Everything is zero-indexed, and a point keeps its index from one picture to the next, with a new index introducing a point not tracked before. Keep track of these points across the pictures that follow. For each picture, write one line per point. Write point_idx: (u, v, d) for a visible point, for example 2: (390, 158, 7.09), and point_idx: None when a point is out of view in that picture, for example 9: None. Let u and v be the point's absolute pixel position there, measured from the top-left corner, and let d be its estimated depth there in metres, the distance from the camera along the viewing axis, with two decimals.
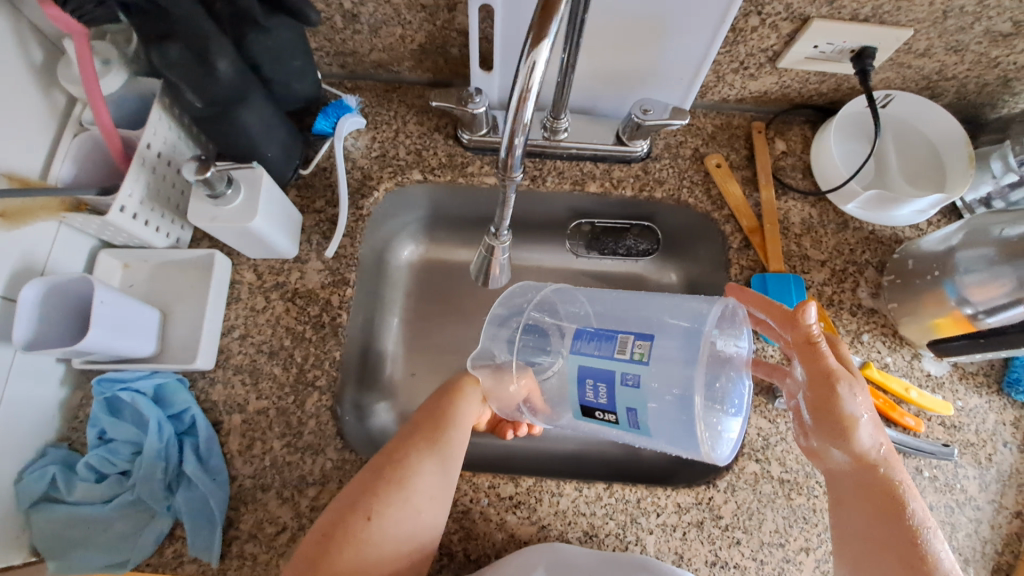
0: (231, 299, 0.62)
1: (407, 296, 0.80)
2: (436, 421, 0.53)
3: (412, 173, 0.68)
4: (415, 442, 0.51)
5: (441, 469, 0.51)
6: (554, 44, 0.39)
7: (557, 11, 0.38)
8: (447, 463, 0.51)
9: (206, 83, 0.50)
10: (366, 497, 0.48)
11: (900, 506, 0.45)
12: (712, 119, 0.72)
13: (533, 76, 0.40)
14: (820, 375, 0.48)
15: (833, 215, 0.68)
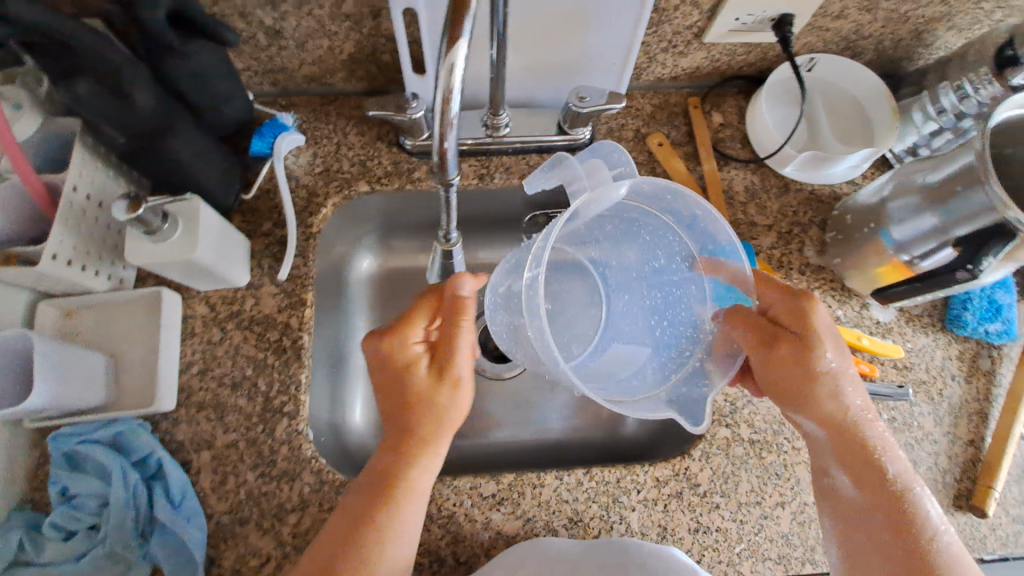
0: (187, 335, 0.60)
1: (372, 308, 0.79)
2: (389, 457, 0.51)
3: (358, 184, 0.67)
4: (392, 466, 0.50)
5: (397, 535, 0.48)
6: (471, 41, 0.39)
7: (469, 8, 0.39)
8: (400, 534, 0.48)
9: (125, 117, 0.48)
10: (354, 548, 0.47)
11: (904, 514, 0.49)
12: (650, 98, 0.73)
13: (455, 77, 0.39)
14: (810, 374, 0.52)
15: (774, 179, 0.70)
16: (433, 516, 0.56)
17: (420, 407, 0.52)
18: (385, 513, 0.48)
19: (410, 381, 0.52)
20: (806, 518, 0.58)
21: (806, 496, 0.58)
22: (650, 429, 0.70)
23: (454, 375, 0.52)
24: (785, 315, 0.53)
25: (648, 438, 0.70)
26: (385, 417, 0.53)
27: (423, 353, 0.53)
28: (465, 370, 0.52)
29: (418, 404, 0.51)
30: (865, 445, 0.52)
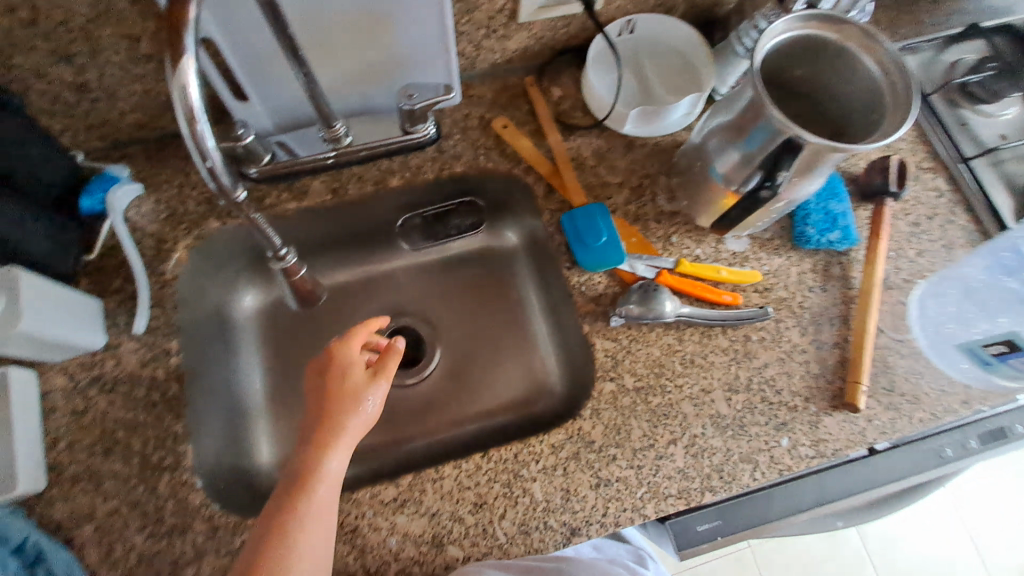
0: (48, 411, 0.58)
1: (265, 344, 0.78)
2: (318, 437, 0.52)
3: (209, 222, 0.66)
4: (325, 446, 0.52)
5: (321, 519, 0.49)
6: (197, 54, 0.41)
7: (186, 20, 0.40)
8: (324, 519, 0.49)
9: None
10: (278, 533, 0.47)
11: None
12: (490, 85, 0.75)
13: (191, 95, 0.41)
14: None
15: (618, 139, 0.73)
16: (337, 533, 0.55)
17: (352, 394, 0.55)
18: (307, 509, 0.49)
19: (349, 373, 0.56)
20: (699, 449, 0.60)
21: (694, 428, 0.61)
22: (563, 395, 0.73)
23: (386, 373, 0.58)
24: None
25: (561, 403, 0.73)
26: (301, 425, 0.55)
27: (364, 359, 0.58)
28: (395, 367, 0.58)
29: (358, 388, 0.56)
30: None
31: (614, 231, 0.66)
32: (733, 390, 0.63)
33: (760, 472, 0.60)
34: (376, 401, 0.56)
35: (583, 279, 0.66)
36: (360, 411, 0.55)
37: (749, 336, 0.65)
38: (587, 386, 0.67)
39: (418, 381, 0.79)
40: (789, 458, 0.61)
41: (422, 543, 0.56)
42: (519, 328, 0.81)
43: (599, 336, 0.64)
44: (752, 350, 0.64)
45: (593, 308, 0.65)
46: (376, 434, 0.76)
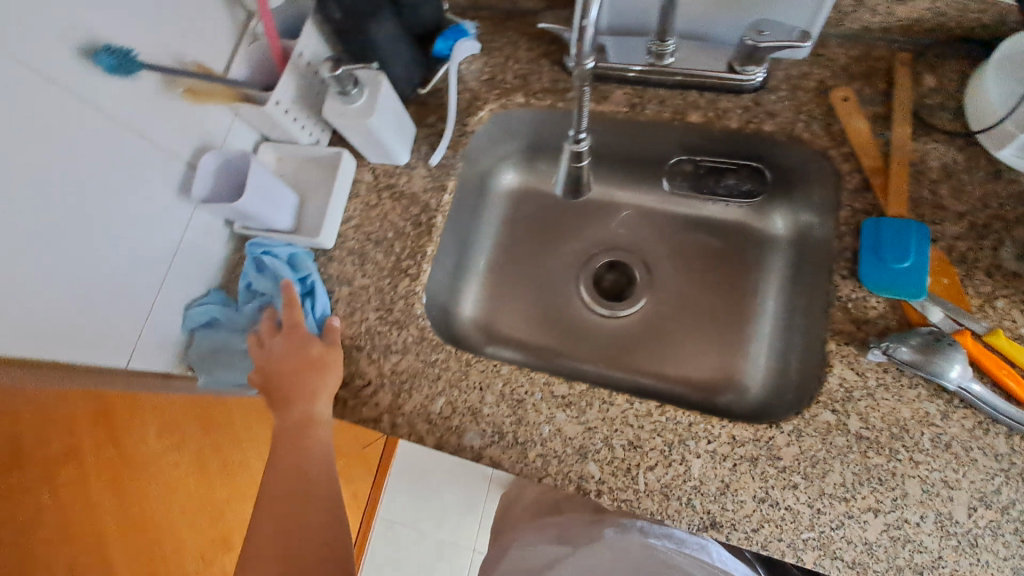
0: (353, 194, 0.72)
1: (505, 220, 0.86)
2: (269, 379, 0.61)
3: (516, 95, 0.72)
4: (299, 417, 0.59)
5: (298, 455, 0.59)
6: None
7: None
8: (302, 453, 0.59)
9: None
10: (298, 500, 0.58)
11: None
12: (848, 50, 0.65)
13: None
14: None
15: (985, 161, 0.58)
16: (504, 396, 0.61)
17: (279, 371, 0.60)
18: (288, 443, 0.59)
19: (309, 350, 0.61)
20: (902, 535, 0.50)
21: (909, 513, 0.50)
22: (759, 398, 0.70)
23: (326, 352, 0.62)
24: None
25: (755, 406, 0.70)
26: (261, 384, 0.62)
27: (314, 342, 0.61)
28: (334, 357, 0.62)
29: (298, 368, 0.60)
30: None
31: (923, 259, 0.54)
32: (986, 503, 0.50)
33: None
34: (325, 377, 0.61)
35: (855, 296, 0.57)
36: (309, 375, 0.60)
37: None
38: (800, 404, 0.62)
39: (611, 317, 0.81)
40: None
41: (569, 446, 0.58)
42: (739, 316, 0.76)
43: (842, 361, 0.55)
44: None
45: (851, 330, 0.56)
46: (557, 341, 0.81)
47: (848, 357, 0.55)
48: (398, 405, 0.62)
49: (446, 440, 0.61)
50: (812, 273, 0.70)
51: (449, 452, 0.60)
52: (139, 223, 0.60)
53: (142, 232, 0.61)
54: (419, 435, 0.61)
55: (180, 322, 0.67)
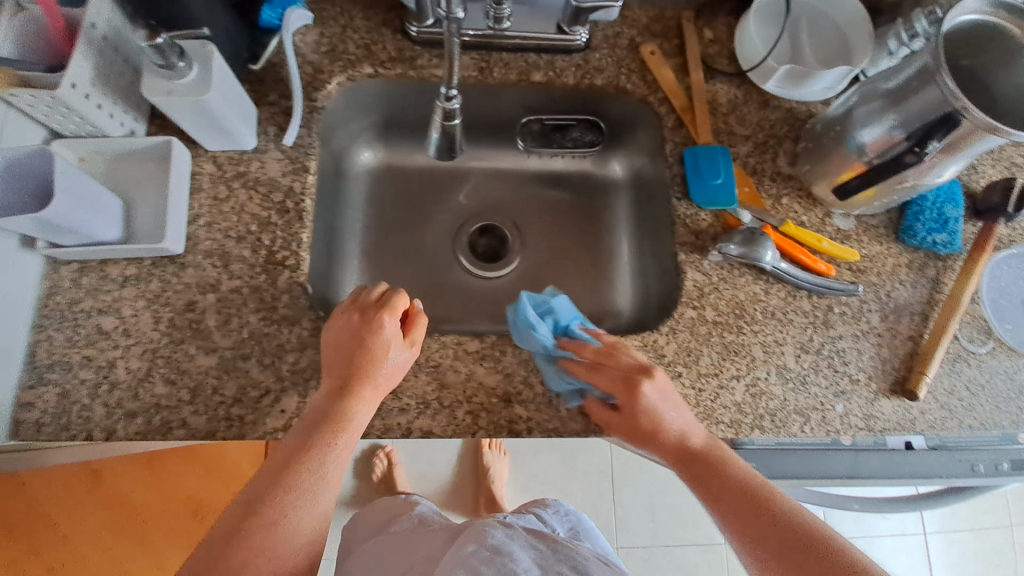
0: (194, 190, 0.63)
1: (370, 199, 0.84)
2: (325, 428, 0.51)
3: (364, 66, 0.70)
4: (330, 441, 0.51)
5: (310, 496, 0.48)
6: None
7: None
8: (294, 525, 0.46)
9: None
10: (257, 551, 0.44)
11: (714, 476, 0.52)
12: (647, 11, 0.76)
13: None
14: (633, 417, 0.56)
15: (756, 95, 0.74)
16: (421, 366, 0.61)
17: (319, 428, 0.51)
18: (319, 463, 0.50)
19: (347, 416, 0.52)
20: (758, 390, 0.64)
21: (758, 372, 0.65)
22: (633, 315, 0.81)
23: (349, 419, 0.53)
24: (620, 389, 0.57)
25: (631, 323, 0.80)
26: (345, 440, 0.52)
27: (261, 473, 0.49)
28: (306, 521, 0.47)
29: (327, 433, 0.51)
30: (710, 467, 0.53)
31: (731, 175, 0.68)
32: (803, 349, 0.66)
33: (809, 427, 0.64)
34: (344, 438, 0.52)
35: (690, 211, 0.68)
36: (348, 426, 0.52)
37: (832, 307, 0.68)
38: (661, 317, 0.72)
39: (496, 277, 0.86)
40: (839, 423, 0.65)
41: (493, 396, 0.61)
42: (601, 255, 0.86)
43: (692, 266, 0.67)
44: (831, 319, 0.68)
45: (693, 239, 0.68)
46: (446, 308, 0.83)
47: (695, 262, 0.67)
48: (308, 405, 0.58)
49: (369, 426, 0.58)
50: (648, 206, 0.81)
51: (376, 435, 0.58)
52: None
53: None
54: None
55: None
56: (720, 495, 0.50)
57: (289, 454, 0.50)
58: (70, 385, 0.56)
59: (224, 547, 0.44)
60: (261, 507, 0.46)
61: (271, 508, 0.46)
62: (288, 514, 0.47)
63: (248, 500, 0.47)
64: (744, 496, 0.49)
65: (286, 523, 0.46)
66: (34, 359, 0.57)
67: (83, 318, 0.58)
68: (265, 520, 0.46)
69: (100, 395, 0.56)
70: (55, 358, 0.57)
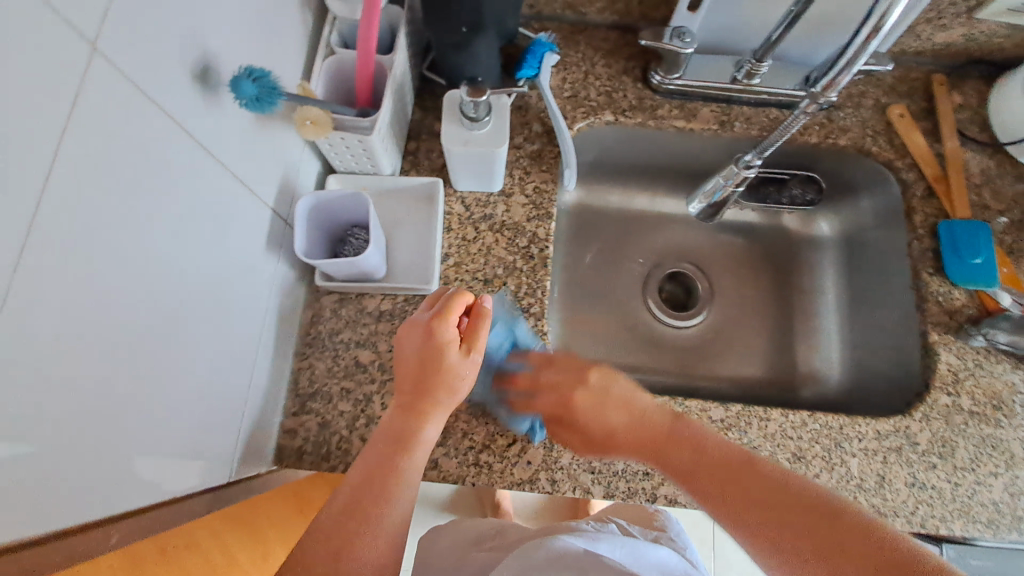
0: (445, 229, 0.64)
1: (564, 237, 0.84)
2: (399, 444, 0.47)
3: (604, 113, 0.69)
4: (405, 456, 0.47)
5: (387, 515, 0.44)
6: None
7: None
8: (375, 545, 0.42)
9: None
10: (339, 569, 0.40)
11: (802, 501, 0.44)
12: (892, 71, 0.73)
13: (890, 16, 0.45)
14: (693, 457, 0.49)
15: (1010, 167, 0.70)
16: None
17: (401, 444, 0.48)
18: (395, 478, 0.46)
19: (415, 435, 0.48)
20: (1017, 489, 0.60)
21: (1017, 470, 0.60)
22: (839, 384, 0.77)
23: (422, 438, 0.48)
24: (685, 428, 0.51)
25: (836, 393, 0.76)
26: (402, 456, 0.47)
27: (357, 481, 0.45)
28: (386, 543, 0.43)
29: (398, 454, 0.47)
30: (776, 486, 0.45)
31: (992, 255, 0.63)
32: None
33: None
34: (416, 458, 0.48)
35: (943, 289, 0.65)
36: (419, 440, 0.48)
37: None
38: (894, 396, 0.68)
39: (683, 327, 0.84)
40: None
41: None
42: (797, 315, 0.83)
43: (947, 349, 0.63)
44: None
45: (947, 319, 0.64)
46: (636, 355, 0.81)
47: (952, 344, 0.63)
48: (554, 459, 0.57)
49: (615, 486, 0.57)
50: (863, 270, 0.77)
51: (620, 498, 0.57)
52: (241, 292, 0.48)
53: (241, 304, 0.48)
54: (585, 488, 0.57)
55: (266, 404, 0.54)
56: (736, 481, 0.46)
57: (361, 470, 0.46)
58: (330, 415, 0.57)
59: (314, 564, 0.41)
60: (330, 534, 0.42)
61: (351, 526, 0.42)
62: (364, 533, 0.42)
63: (331, 513, 0.43)
64: (768, 487, 0.45)
65: (368, 541, 0.42)
66: (298, 386, 0.58)
67: (342, 349, 0.59)
68: (332, 551, 0.41)
69: (357, 428, 0.57)
70: (316, 387, 0.58)
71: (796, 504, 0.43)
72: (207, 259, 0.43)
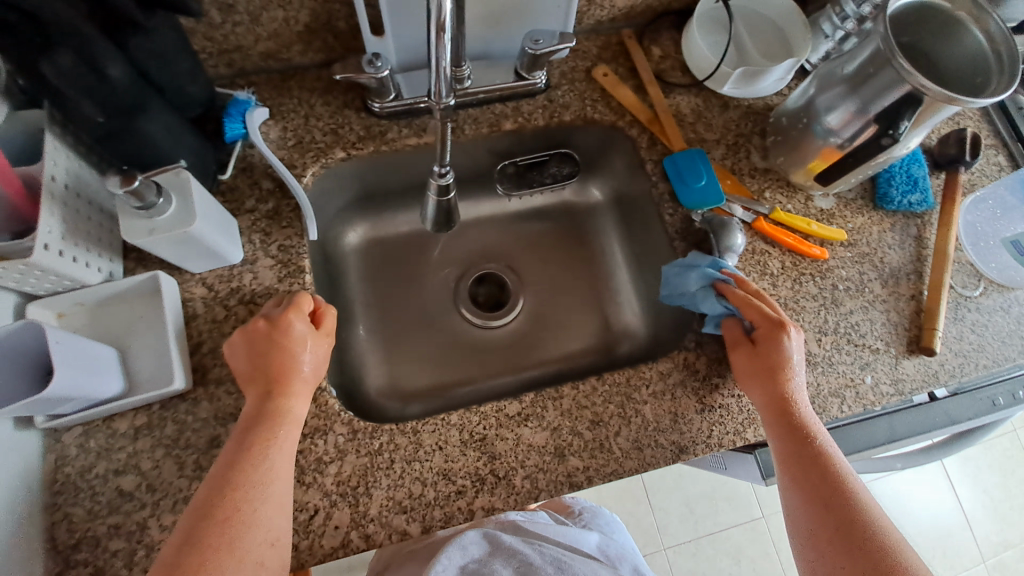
0: (190, 318, 0.60)
1: (361, 277, 0.83)
2: (268, 422, 0.51)
3: (335, 152, 0.69)
4: (277, 430, 0.51)
5: (266, 485, 0.47)
6: None
7: None
8: (265, 503, 0.47)
9: (81, 97, 0.46)
10: (222, 537, 0.44)
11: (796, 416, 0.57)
12: (594, 41, 0.78)
13: (444, 11, 0.42)
14: (776, 380, 0.58)
15: (715, 99, 0.77)
16: (468, 443, 0.59)
17: (271, 419, 0.51)
18: (272, 449, 0.50)
19: (283, 410, 0.52)
20: None
21: None
22: (647, 333, 0.81)
23: (292, 415, 0.52)
24: (765, 338, 0.60)
25: (647, 342, 0.81)
26: (278, 431, 0.51)
27: (232, 455, 0.49)
28: (266, 505, 0.47)
29: (271, 429, 0.50)
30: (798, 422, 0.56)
31: (713, 174, 0.70)
32: (822, 331, 0.68)
33: (847, 407, 0.66)
34: (288, 430, 0.51)
35: (686, 224, 0.71)
36: (291, 414, 0.52)
37: (836, 285, 0.70)
38: (680, 332, 0.73)
39: (504, 324, 0.85)
40: (872, 394, 0.67)
41: (546, 454, 0.60)
42: (601, 279, 0.86)
43: None
44: (839, 297, 0.70)
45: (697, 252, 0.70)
46: (466, 368, 0.81)
47: None
48: (362, 514, 0.56)
49: (431, 517, 0.56)
50: (634, 222, 0.82)
51: (440, 527, 0.56)
52: None
53: None
54: (401, 531, 0.55)
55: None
56: (773, 417, 0.57)
57: (238, 449, 0.49)
58: (102, 560, 0.52)
59: (191, 549, 0.43)
60: (215, 506, 0.45)
61: (233, 499, 0.45)
62: (246, 502, 0.46)
63: (203, 502, 0.45)
64: (793, 438, 0.56)
65: (241, 519, 0.45)
66: (57, 543, 0.52)
67: (101, 483, 0.54)
68: (220, 520, 0.44)
69: (136, 562, 0.52)
70: (79, 536, 0.52)
71: (844, 500, 0.51)
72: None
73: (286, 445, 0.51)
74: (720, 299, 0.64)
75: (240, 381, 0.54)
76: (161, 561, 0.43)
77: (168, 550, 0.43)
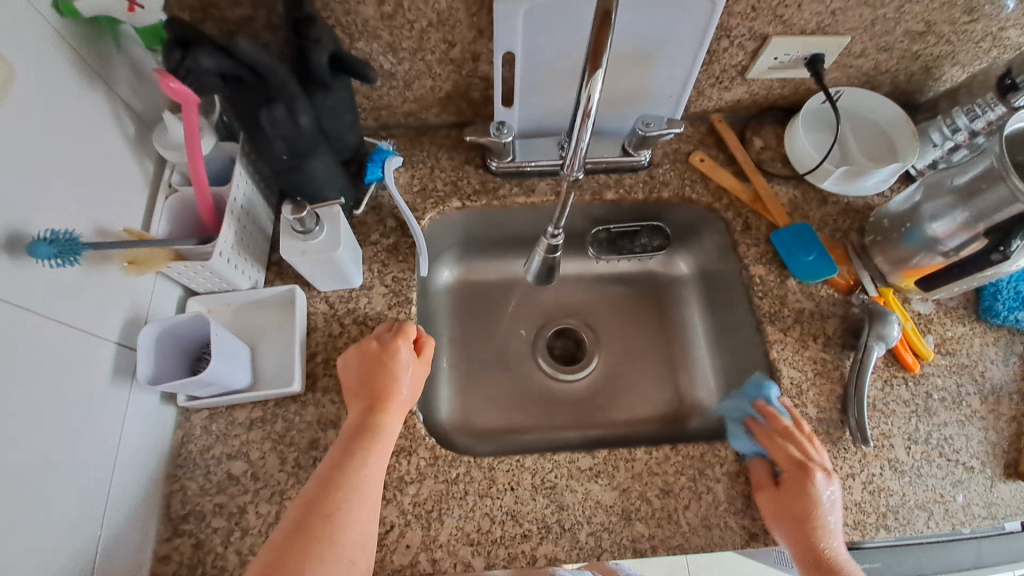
0: (310, 329, 0.68)
1: (451, 314, 0.89)
2: (365, 435, 0.56)
3: (452, 201, 0.77)
4: (372, 445, 0.55)
5: (361, 492, 0.52)
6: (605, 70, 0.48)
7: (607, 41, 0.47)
8: (360, 508, 0.51)
9: (274, 139, 0.57)
10: (321, 532, 0.48)
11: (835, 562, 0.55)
12: (698, 127, 0.84)
13: (591, 99, 0.50)
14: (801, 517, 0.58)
15: (813, 193, 0.79)
16: (539, 488, 0.62)
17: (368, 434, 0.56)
18: (368, 460, 0.54)
19: (378, 426, 0.57)
20: (876, 487, 0.64)
21: (873, 468, 0.64)
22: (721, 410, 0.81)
23: (384, 433, 0.57)
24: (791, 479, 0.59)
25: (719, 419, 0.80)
26: (374, 445, 0.56)
27: (336, 462, 0.54)
28: (362, 509, 0.51)
29: (366, 443, 0.55)
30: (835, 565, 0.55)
31: (822, 249, 0.72)
32: (912, 439, 0.66)
33: (934, 523, 0.62)
34: (381, 446, 0.56)
35: (775, 309, 0.72)
36: (383, 432, 0.57)
37: (930, 393, 0.68)
38: None
39: (576, 380, 0.87)
40: (964, 514, 0.63)
41: (613, 514, 0.61)
42: (677, 349, 0.88)
43: (786, 363, 0.69)
44: (933, 407, 0.67)
45: (785, 338, 0.70)
46: (535, 416, 0.84)
47: (790, 359, 0.69)
48: (432, 538, 0.59)
49: (495, 555, 0.58)
50: (719, 299, 0.84)
51: (502, 566, 0.58)
52: (85, 425, 0.50)
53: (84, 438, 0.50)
54: (465, 563, 0.58)
55: (133, 532, 0.55)
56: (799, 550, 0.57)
57: (340, 456, 0.55)
58: (204, 534, 0.58)
59: (295, 539, 0.48)
60: (320, 504, 0.50)
61: (334, 500, 0.50)
62: (344, 505, 0.51)
63: (309, 499, 0.51)
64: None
65: (339, 518, 0.50)
66: (170, 510, 0.59)
67: (214, 464, 0.61)
68: (324, 515, 0.49)
69: (232, 542, 0.57)
70: (189, 508, 0.59)
71: None
72: (42, 397, 0.46)
73: (378, 457, 0.55)
74: (751, 438, 0.63)
75: (346, 394, 0.60)
76: (268, 547, 0.48)
77: (276, 538, 0.49)
